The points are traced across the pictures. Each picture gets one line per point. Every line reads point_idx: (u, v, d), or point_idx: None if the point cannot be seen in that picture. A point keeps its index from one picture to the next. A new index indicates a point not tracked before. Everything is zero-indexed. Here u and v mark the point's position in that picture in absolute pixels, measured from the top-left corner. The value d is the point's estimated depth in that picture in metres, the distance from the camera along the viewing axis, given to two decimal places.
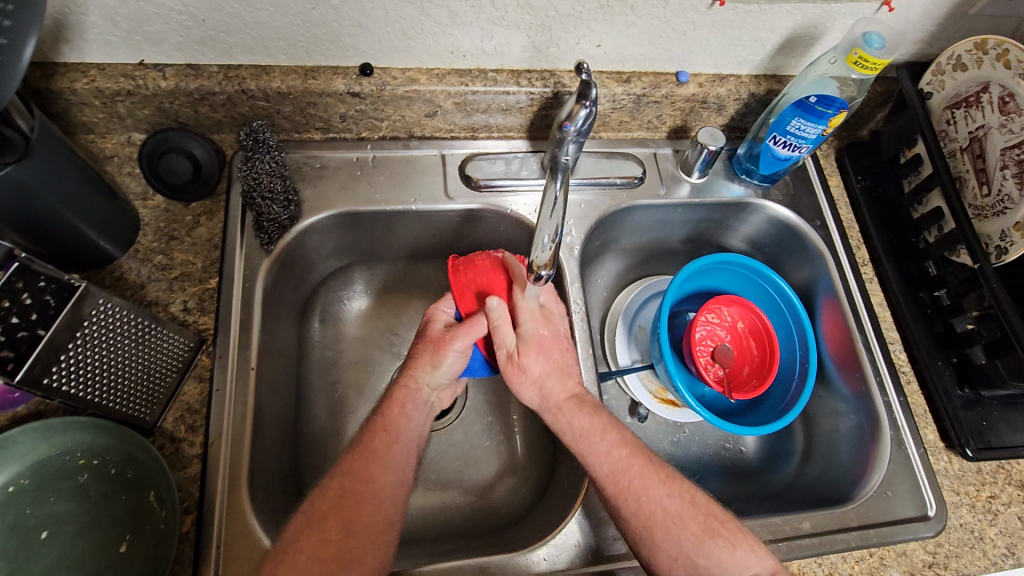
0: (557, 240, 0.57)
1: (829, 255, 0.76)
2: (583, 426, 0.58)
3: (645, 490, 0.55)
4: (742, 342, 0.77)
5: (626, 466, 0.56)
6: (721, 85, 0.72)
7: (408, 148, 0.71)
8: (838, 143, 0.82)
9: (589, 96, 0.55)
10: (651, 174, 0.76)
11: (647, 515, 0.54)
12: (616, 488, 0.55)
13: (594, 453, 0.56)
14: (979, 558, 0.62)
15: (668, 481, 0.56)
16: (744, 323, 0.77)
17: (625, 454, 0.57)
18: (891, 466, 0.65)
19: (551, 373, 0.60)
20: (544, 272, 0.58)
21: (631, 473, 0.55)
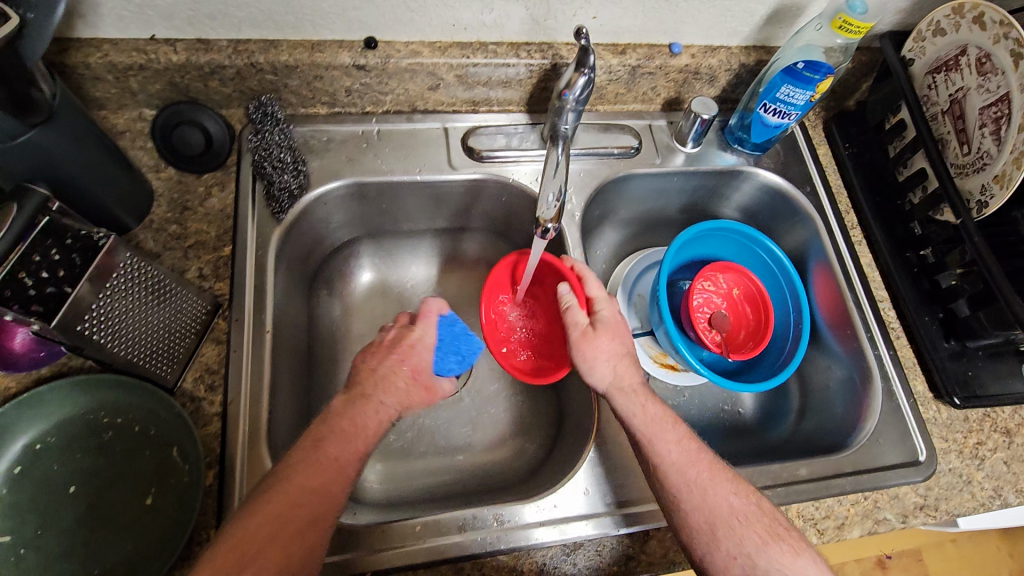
0: (561, 199, 0.60)
1: (819, 219, 0.79)
2: (664, 416, 0.59)
3: (721, 486, 0.55)
4: (738, 308, 0.81)
5: (700, 462, 0.56)
6: (712, 56, 0.75)
7: (412, 121, 0.73)
8: (825, 114, 0.85)
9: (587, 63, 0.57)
10: (647, 144, 0.79)
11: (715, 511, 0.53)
12: (691, 478, 0.55)
13: (670, 440, 0.56)
14: (967, 500, 0.65)
15: (740, 485, 0.55)
16: (739, 289, 0.81)
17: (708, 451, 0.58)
18: (883, 415, 0.68)
19: (613, 359, 0.60)
20: (550, 226, 0.61)
21: (701, 466, 0.56)
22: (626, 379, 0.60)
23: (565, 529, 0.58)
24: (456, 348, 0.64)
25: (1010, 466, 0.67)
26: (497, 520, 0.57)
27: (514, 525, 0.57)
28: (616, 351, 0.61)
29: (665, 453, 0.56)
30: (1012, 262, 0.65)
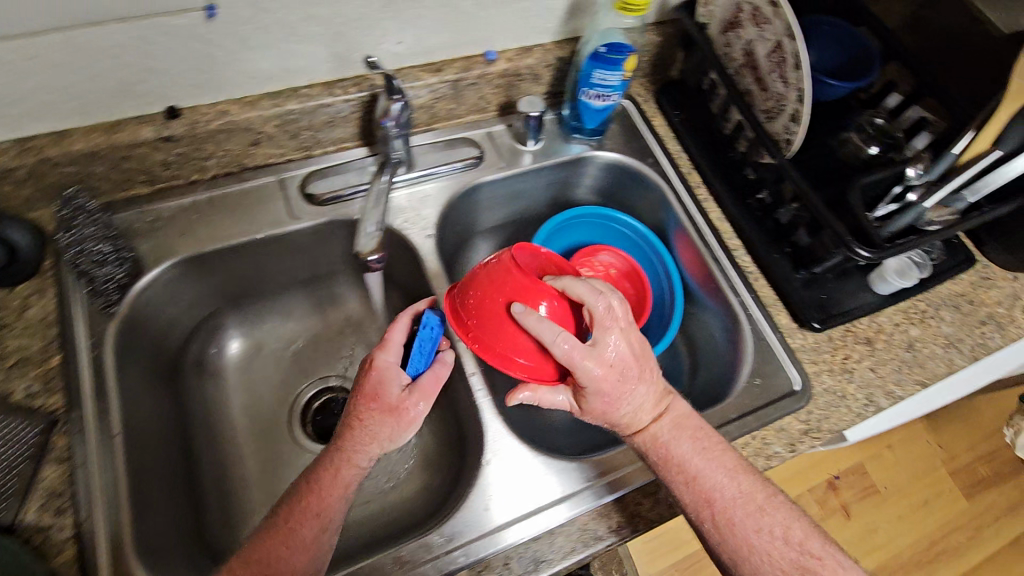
0: (381, 228, 0.66)
1: (666, 187, 0.83)
2: (681, 447, 0.59)
3: (744, 516, 0.57)
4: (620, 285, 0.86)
5: (730, 494, 0.57)
6: (528, 56, 0.77)
7: (243, 181, 0.71)
8: (654, 87, 0.90)
9: (395, 89, 0.63)
10: (489, 151, 0.80)
11: (740, 540, 0.56)
12: (714, 514, 0.57)
13: (687, 475, 0.58)
14: (846, 413, 0.70)
15: (761, 507, 0.57)
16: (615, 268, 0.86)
17: (740, 472, 0.58)
18: (757, 356, 0.72)
19: (616, 416, 0.59)
20: (374, 258, 0.66)
21: (727, 498, 0.57)
22: (639, 422, 0.60)
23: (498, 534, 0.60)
24: (420, 350, 0.61)
25: (876, 371, 0.73)
26: (399, 562, 0.58)
27: (416, 563, 0.58)
28: (620, 400, 0.58)
29: (682, 495, 0.58)
30: None
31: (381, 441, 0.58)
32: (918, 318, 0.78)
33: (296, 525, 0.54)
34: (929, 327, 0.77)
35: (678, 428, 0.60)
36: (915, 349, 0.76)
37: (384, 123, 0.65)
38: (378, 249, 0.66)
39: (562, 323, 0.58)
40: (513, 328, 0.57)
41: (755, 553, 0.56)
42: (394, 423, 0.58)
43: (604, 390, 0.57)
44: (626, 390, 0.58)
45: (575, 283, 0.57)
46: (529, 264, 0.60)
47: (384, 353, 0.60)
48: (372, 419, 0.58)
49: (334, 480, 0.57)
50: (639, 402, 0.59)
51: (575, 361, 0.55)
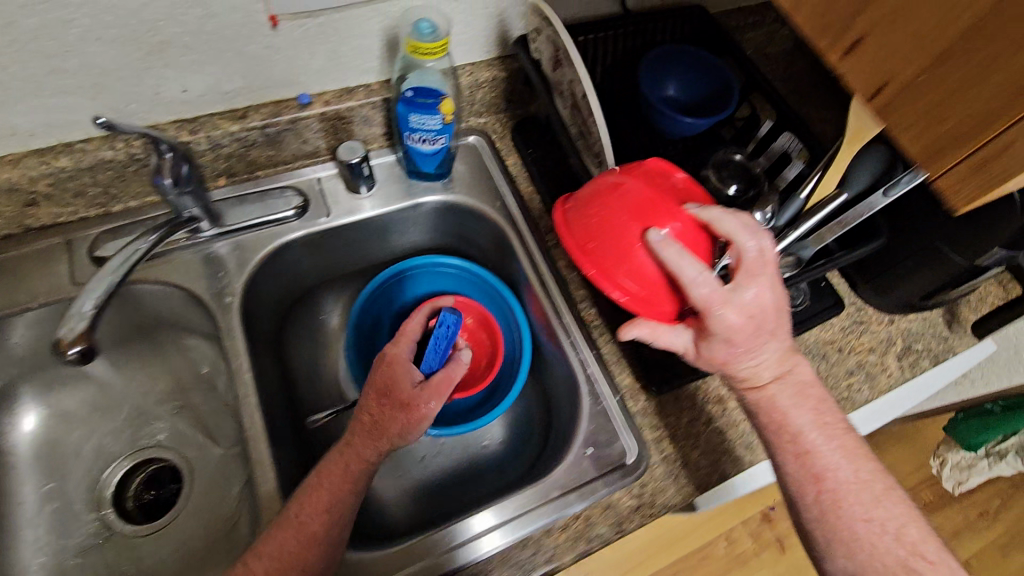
0: None
1: (512, 233, 0.77)
2: (788, 406, 0.57)
3: (849, 499, 0.54)
4: (477, 336, 0.80)
5: (842, 476, 0.54)
6: (350, 98, 0.71)
7: (24, 243, 0.66)
8: (511, 123, 0.84)
9: (162, 148, 0.57)
10: (314, 200, 0.74)
11: (843, 530, 0.53)
12: (824, 493, 0.54)
13: (793, 437, 0.56)
14: (684, 485, 0.64)
15: (847, 496, 0.54)
16: (472, 318, 0.80)
17: (850, 456, 0.55)
18: (591, 424, 0.67)
19: (735, 359, 0.55)
20: None
21: (824, 479, 0.54)
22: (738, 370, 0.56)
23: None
24: (434, 347, 0.69)
25: (725, 434, 0.67)
26: None
27: None
28: (741, 341, 0.54)
29: (787, 465, 0.56)
30: None
31: (387, 434, 0.59)
32: None
33: (346, 473, 0.58)
34: None
35: (800, 395, 0.57)
36: None
37: (158, 182, 0.59)
38: None
39: (693, 249, 0.52)
40: (639, 255, 0.51)
41: (859, 544, 0.53)
42: (382, 424, 0.59)
43: (739, 335, 0.53)
44: (756, 343, 0.54)
45: (722, 217, 0.51)
46: (632, 188, 0.53)
47: (397, 345, 0.65)
48: (377, 412, 0.60)
49: (342, 474, 0.58)
50: (761, 350, 0.55)
51: (743, 291, 0.51)
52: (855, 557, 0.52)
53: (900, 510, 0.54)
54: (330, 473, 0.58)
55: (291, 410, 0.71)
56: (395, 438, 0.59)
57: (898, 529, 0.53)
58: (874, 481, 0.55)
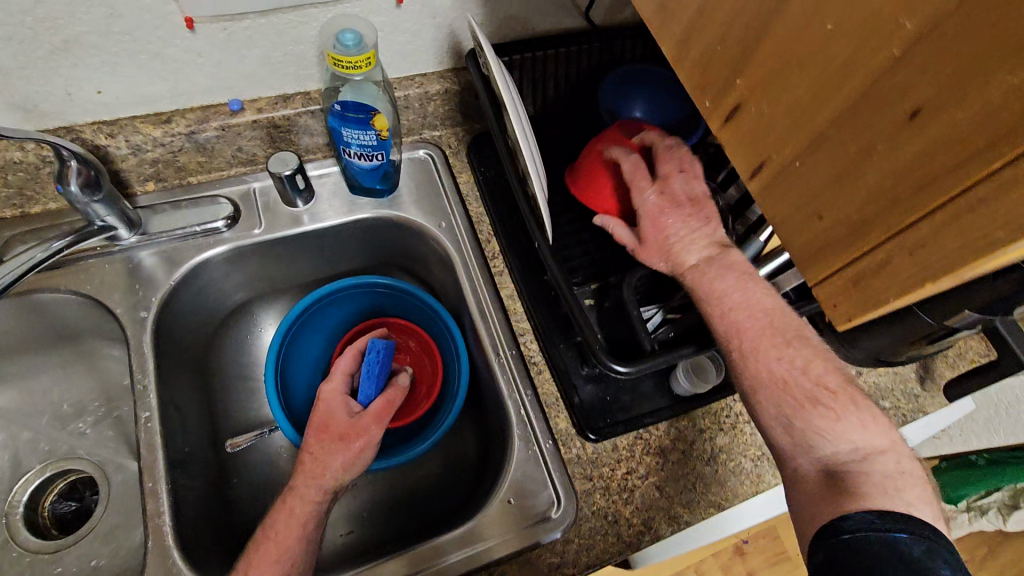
0: None
1: (455, 256, 0.72)
2: (727, 283, 0.52)
3: (798, 397, 0.48)
4: (419, 361, 0.76)
5: (790, 375, 0.49)
6: (286, 106, 0.67)
7: None
8: (467, 138, 0.79)
9: (64, 155, 0.53)
10: (247, 211, 0.70)
11: (801, 431, 0.48)
12: (752, 389, 0.50)
13: (723, 312, 0.51)
14: (612, 544, 0.59)
15: (802, 392, 0.48)
16: (415, 341, 0.76)
17: (802, 359, 0.49)
18: (519, 470, 0.62)
19: (683, 238, 0.55)
20: None
21: (763, 376, 0.49)
22: (685, 255, 0.54)
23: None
24: (369, 372, 0.65)
25: (663, 490, 0.62)
26: None
27: None
28: (672, 229, 0.55)
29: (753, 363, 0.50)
30: None
31: (327, 471, 0.57)
32: (729, 423, 0.67)
33: (358, 447, 0.59)
34: (739, 435, 0.66)
35: (745, 281, 0.52)
36: (718, 463, 0.65)
37: (61, 189, 0.55)
38: None
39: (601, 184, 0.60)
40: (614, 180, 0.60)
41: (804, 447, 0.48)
42: (317, 462, 0.57)
43: (664, 212, 0.55)
44: (671, 186, 0.56)
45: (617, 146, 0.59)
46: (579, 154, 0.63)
47: (327, 383, 0.64)
48: (317, 449, 0.58)
49: (294, 519, 0.54)
50: (695, 233, 0.55)
51: (669, 180, 0.56)
52: (839, 454, 0.46)
53: (884, 424, 0.48)
54: (284, 515, 0.55)
55: (207, 432, 0.67)
56: (337, 474, 0.57)
57: (870, 451, 0.46)
58: (839, 386, 0.48)
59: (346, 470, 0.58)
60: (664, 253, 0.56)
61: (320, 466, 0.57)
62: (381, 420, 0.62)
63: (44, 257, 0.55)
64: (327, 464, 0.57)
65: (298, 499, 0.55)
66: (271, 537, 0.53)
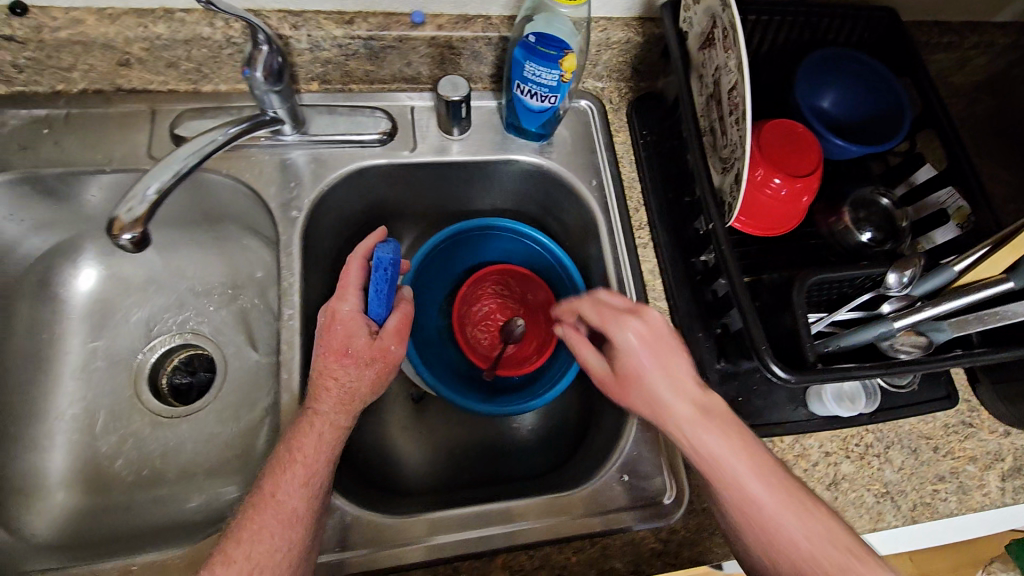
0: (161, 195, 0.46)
1: (600, 217, 0.69)
2: (710, 447, 0.46)
3: (755, 523, 0.44)
4: (532, 314, 0.74)
5: (737, 489, 0.45)
6: (465, 27, 0.64)
7: (111, 104, 0.63)
8: (631, 96, 0.75)
9: (259, 38, 0.52)
10: (404, 130, 0.68)
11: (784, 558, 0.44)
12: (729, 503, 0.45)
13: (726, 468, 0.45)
14: (719, 545, 0.57)
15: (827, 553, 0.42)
16: (531, 296, 0.74)
17: (770, 482, 0.45)
18: (633, 448, 0.60)
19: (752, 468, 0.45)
20: (128, 233, 0.44)
21: (748, 503, 0.44)
22: (672, 402, 0.47)
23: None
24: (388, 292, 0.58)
25: None
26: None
27: None
28: (653, 378, 0.48)
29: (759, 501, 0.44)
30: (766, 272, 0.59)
31: (359, 394, 0.55)
32: (856, 453, 0.63)
33: (378, 372, 0.57)
34: (866, 467, 0.63)
35: (761, 469, 0.45)
36: (838, 490, 0.62)
37: (248, 74, 0.55)
38: (143, 221, 0.45)
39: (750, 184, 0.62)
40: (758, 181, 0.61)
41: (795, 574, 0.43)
42: (349, 386, 0.55)
43: (653, 385, 0.48)
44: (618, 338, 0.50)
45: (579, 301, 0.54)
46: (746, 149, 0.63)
47: (341, 301, 0.57)
48: (343, 374, 0.55)
49: (319, 440, 0.52)
50: (663, 377, 0.48)
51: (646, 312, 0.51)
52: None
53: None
54: (306, 439, 0.52)
55: None
56: (367, 393, 0.56)
57: None
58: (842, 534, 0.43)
59: (369, 390, 0.56)
60: (641, 392, 0.49)
61: (344, 392, 0.54)
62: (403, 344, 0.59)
63: (223, 140, 0.54)
64: (352, 386, 0.55)
65: (330, 422, 0.53)
66: (299, 453, 0.51)
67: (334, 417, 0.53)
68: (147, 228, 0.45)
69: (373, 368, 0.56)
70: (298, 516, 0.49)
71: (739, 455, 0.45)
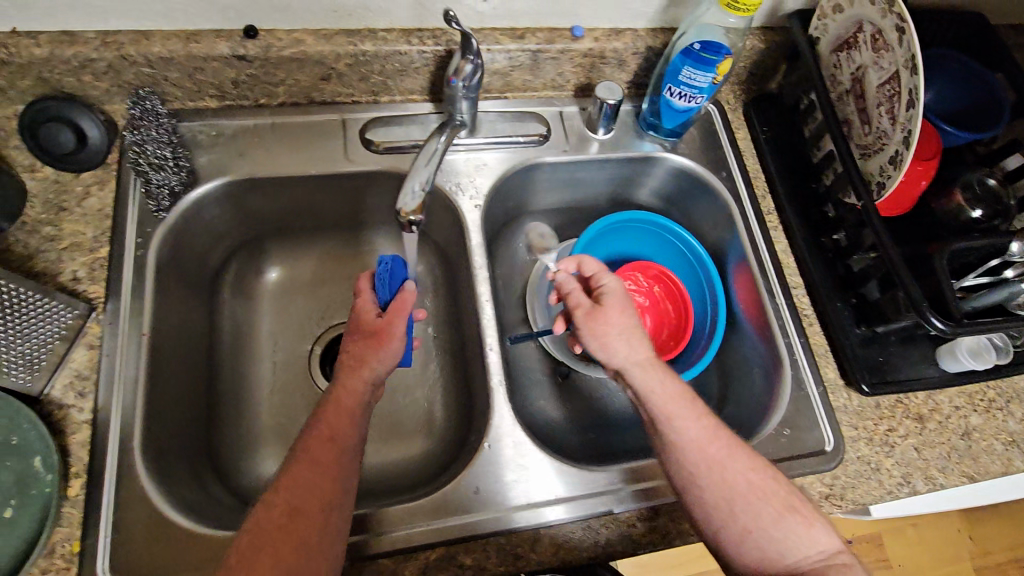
0: (428, 188, 0.52)
1: (734, 205, 0.77)
2: (708, 451, 0.55)
3: (696, 462, 0.55)
4: (660, 307, 0.78)
5: (693, 439, 0.55)
6: (618, 39, 0.72)
7: (308, 114, 0.71)
8: (746, 97, 0.83)
9: (470, 53, 0.60)
10: (557, 132, 0.77)
11: (717, 483, 0.54)
12: (671, 445, 0.56)
13: (711, 460, 0.54)
14: (876, 488, 0.65)
15: (782, 513, 0.54)
16: (660, 287, 0.78)
17: (708, 430, 0.56)
18: (791, 405, 0.67)
19: (745, 466, 0.55)
20: (413, 220, 0.52)
21: (731, 483, 0.54)
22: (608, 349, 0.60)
23: (463, 527, 0.57)
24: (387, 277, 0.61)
25: (920, 452, 0.67)
26: (378, 525, 0.56)
27: (393, 531, 0.56)
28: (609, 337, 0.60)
29: (733, 475, 0.54)
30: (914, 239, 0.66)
31: (368, 370, 0.56)
32: (983, 406, 0.70)
33: (383, 341, 0.58)
34: (993, 418, 0.70)
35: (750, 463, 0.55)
36: (972, 439, 0.68)
37: (453, 82, 0.63)
38: (420, 210, 0.52)
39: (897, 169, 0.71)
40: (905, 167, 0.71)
41: (729, 498, 0.54)
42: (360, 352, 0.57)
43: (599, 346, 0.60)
44: (601, 315, 0.60)
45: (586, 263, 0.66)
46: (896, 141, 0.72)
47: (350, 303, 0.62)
48: (354, 355, 0.57)
49: (343, 409, 0.55)
50: (614, 346, 0.60)
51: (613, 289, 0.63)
52: (789, 551, 0.52)
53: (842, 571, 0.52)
54: (330, 415, 0.54)
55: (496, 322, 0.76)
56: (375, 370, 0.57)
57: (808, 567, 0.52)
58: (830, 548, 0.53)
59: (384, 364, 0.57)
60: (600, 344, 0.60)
61: (357, 367, 0.56)
62: (404, 311, 0.59)
63: (443, 143, 0.58)
64: (365, 361, 0.57)
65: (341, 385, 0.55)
66: (325, 419, 0.54)
67: (353, 389, 0.55)
68: (425, 213, 0.53)
69: (375, 342, 0.57)
70: (334, 460, 0.51)
71: (722, 448, 0.55)
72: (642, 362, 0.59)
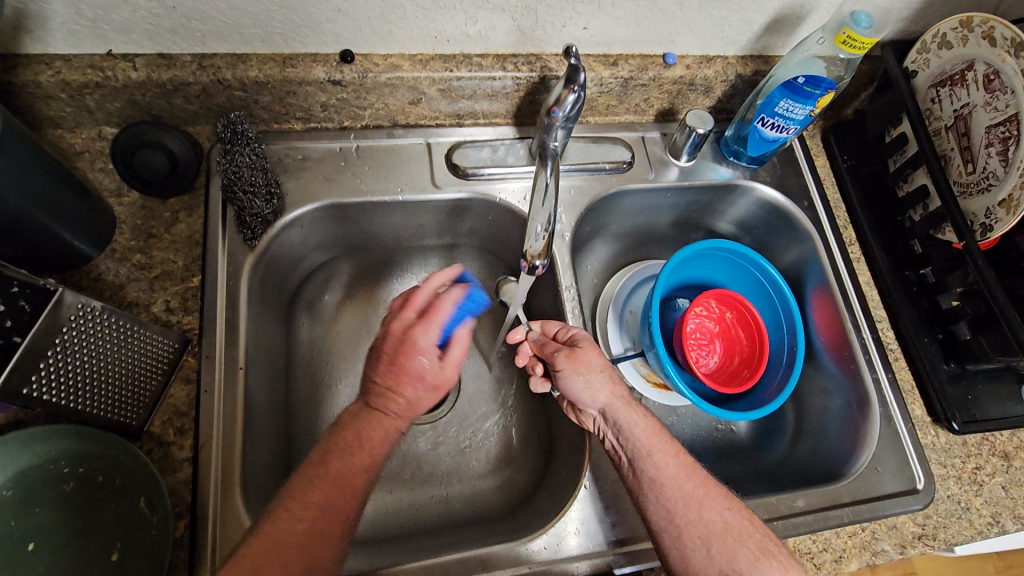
0: (551, 228, 0.57)
1: (817, 236, 0.76)
2: (686, 484, 0.53)
3: (674, 499, 0.52)
4: (731, 333, 0.74)
5: (671, 476, 0.53)
6: (708, 66, 0.71)
7: (393, 137, 0.69)
8: (824, 124, 0.82)
9: (578, 82, 0.53)
10: (639, 158, 0.76)
11: (690, 525, 0.51)
12: (650, 484, 0.53)
13: (657, 482, 0.53)
14: (966, 527, 0.65)
15: (718, 549, 0.50)
16: (733, 313, 0.74)
17: (686, 466, 0.54)
18: (880, 443, 0.67)
19: (683, 497, 0.52)
20: (538, 262, 0.58)
21: (717, 521, 0.51)
22: (577, 387, 0.58)
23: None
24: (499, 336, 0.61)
25: (1008, 491, 0.67)
26: (486, 564, 0.55)
27: (502, 570, 0.56)
28: (588, 372, 0.58)
29: (699, 508, 0.52)
30: (1011, 280, 0.64)
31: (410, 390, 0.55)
32: None
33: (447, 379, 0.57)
34: None
35: (678, 494, 0.52)
36: None
37: (552, 113, 0.57)
38: (545, 252, 0.58)
39: None
40: None
41: (704, 541, 0.51)
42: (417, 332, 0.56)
43: (582, 385, 0.58)
44: (582, 356, 0.58)
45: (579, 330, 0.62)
46: None
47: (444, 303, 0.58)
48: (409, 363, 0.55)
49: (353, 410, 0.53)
50: (598, 385, 0.57)
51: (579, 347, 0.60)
52: None
53: None
54: None
55: None
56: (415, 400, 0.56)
57: None
58: None
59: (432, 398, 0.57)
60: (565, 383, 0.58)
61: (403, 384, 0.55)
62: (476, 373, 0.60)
63: (550, 178, 0.56)
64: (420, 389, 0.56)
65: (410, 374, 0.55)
66: None
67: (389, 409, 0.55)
68: (549, 254, 0.59)
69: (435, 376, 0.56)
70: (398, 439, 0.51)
71: (660, 478, 0.53)
72: (623, 399, 0.57)
